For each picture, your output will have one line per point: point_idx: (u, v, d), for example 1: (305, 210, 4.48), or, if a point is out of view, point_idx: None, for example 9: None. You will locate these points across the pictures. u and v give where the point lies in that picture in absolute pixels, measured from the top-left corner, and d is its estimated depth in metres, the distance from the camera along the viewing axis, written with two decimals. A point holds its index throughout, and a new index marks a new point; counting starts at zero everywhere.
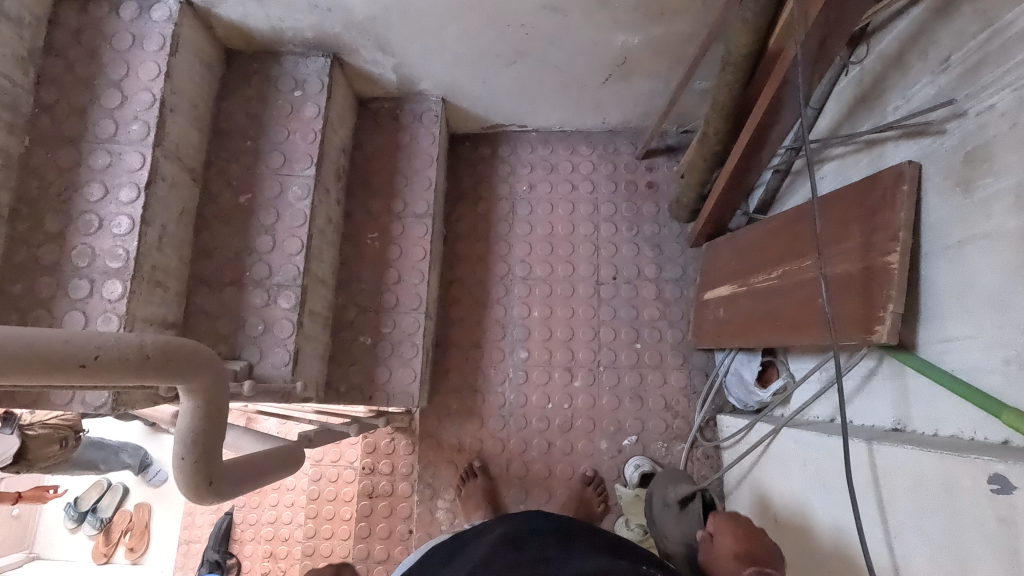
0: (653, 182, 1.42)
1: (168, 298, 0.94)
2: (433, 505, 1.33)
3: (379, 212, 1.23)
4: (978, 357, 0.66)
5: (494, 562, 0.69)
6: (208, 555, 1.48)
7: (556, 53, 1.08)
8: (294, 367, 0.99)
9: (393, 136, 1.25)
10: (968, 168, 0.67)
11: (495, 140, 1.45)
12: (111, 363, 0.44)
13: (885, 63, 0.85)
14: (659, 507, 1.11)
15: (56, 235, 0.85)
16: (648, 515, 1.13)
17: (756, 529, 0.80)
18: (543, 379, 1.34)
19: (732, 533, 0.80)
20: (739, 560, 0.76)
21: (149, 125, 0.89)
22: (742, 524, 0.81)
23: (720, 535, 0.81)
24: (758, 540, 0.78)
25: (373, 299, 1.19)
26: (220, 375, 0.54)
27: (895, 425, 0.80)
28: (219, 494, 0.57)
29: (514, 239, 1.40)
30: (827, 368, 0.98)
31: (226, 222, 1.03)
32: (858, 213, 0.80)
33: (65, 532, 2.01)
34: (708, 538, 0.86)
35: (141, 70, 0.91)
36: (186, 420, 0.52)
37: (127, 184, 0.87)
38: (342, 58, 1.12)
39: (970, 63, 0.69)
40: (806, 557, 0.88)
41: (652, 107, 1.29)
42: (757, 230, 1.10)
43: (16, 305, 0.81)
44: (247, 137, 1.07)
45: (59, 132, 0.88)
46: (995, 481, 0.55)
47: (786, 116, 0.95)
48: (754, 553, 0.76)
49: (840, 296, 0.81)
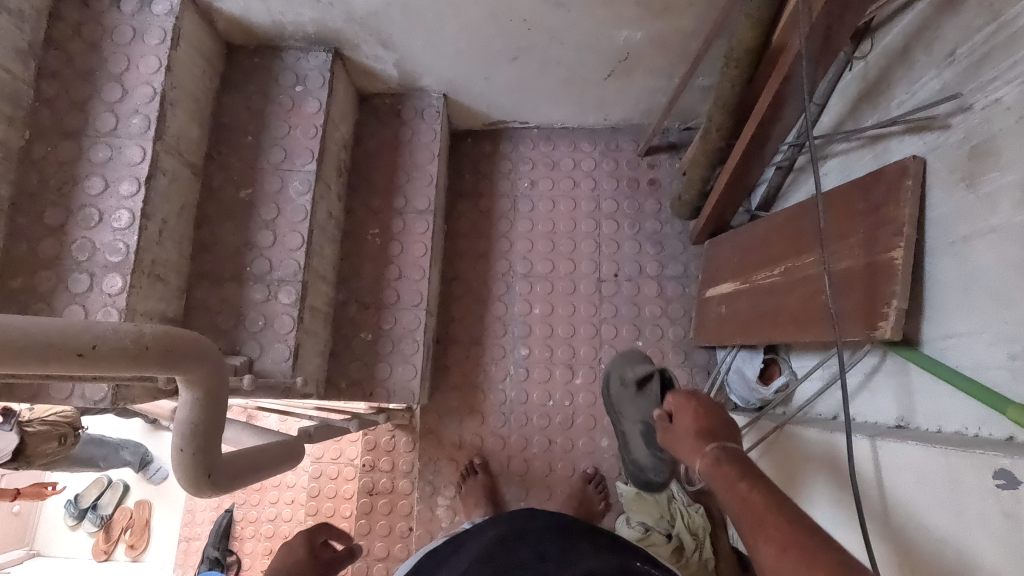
0: (655, 179, 1.42)
1: (168, 293, 0.94)
2: (434, 502, 1.33)
3: (380, 208, 1.23)
4: (983, 352, 0.65)
5: (486, 565, 0.69)
6: (208, 552, 1.46)
7: (558, 48, 1.07)
8: (294, 362, 0.99)
9: (394, 131, 1.25)
10: (973, 163, 0.66)
11: (497, 137, 1.45)
12: (110, 352, 0.44)
13: (890, 58, 0.85)
14: (618, 386, 1.13)
15: (56, 228, 0.84)
16: (608, 394, 1.16)
17: (713, 406, 0.73)
18: (544, 377, 1.34)
19: (693, 413, 0.72)
20: (698, 437, 0.69)
21: (150, 118, 0.89)
22: (703, 402, 0.73)
23: (680, 417, 0.73)
24: (717, 420, 0.70)
25: (374, 295, 1.19)
26: (219, 366, 0.54)
27: (899, 422, 0.80)
28: (218, 486, 0.56)
29: (516, 235, 1.40)
30: (829, 365, 0.97)
31: (227, 217, 1.03)
32: (862, 209, 0.79)
33: (65, 528, 2.00)
34: (664, 417, 0.78)
35: (142, 64, 0.90)
36: (185, 411, 0.52)
37: (127, 178, 0.87)
38: (343, 53, 1.12)
39: (976, 56, 0.68)
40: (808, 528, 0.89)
41: (654, 103, 1.28)
42: (759, 227, 1.09)
43: (15, 298, 0.81)
44: (248, 131, 1.06)
45: (59, 126, 0.88)
46: (1000, 476, 0.54)
47: (789, 112, 0.95)
48: (716, 430, 0.69)
49: (844, 291, 0.81)
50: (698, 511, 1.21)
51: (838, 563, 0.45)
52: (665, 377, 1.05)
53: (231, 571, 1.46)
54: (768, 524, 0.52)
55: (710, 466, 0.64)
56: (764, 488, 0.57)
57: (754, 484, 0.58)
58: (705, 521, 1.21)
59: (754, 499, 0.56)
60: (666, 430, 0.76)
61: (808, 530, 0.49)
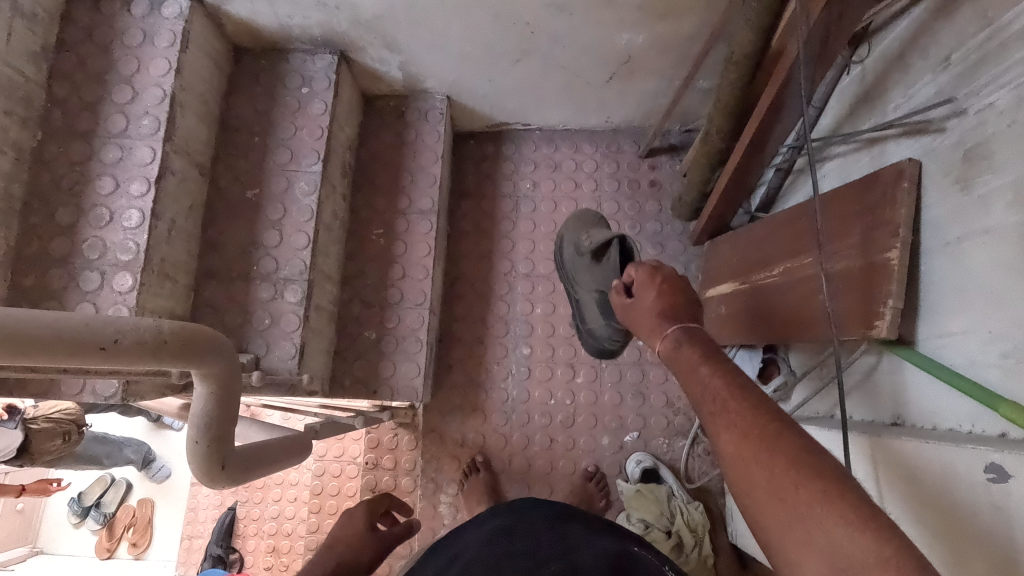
0: (656, 181, 1.44)
1: (177, 291, 0.96)
2: (436, 500, 1.35)
3: (384, 209, 1.24)
4: (976, 351, 0.67)
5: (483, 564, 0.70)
6: (211, 549, 1.48)
7: (560, 52, 1.09)
8: (300, 360, 1.00)
9: (398, 133, 1.27)
10: (967, 165, 0.68)
11: (499, 138, 1.46)
12: (130, 347, 0.45)
13: (887, 62, 0.86)
14: (575, 256, 1.00)
15: (68, 228, 0.86)
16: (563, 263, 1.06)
17: (679, 281, 0.69)
18: (546, 376, 1.35)
19: (655, 289, 0.68)
20: (660, 316, 0.67)
21: (160, 120, 0.91)
22: (667, 276, 0.69)
23: (641, 296, 0.70)
24: (682, 299, 0.67)
25: (378, 294, 1.21)
26: (233, 362, 0.55)
27: (894, 420, 0.81)
28: (231, 477, 0.58)
29: (518, 236, 1.41)
30: (827, 364, 0.99)
31: (234, 217, 1.05)
32: (859, 210, 0.81)
33: (69, 526, 2.02)
34: (622, 290, 0.75)
35: (152, 66, 0.92)
36: (200, 404, 0.53)
37: (138, 178, 0.88)
38: (349, 56, 1.13)
39: (970, 61, 0.70)
40: None
41: (655, 105, 1.30)
42: (759, 228, 1.11)
43: (28, 296, 0.82)
44: (254, 132, 1.08)
45: (71, 127, 0.89)
46: (991, 470, 0.56)
47: (788, 114, 0.96)
48: (678, 307, 0.67)
49: (840, 292, 0.82)
50: (697, 509, 1.23)
51: (797, 452, 0.47)
52: (625, 244, 0.85)
53: (234, 569, 1.47)
54: (731, 411, 0.53)
55: (670, 348, 0.63)
56: (727, 373, 0.56)
57: (715, 365, 0.58)
58: (704, 519, 1.22)
59: (715, 383, 0.56)
60: (625, 304, 0.73)
61: (767, 415, 0.51)
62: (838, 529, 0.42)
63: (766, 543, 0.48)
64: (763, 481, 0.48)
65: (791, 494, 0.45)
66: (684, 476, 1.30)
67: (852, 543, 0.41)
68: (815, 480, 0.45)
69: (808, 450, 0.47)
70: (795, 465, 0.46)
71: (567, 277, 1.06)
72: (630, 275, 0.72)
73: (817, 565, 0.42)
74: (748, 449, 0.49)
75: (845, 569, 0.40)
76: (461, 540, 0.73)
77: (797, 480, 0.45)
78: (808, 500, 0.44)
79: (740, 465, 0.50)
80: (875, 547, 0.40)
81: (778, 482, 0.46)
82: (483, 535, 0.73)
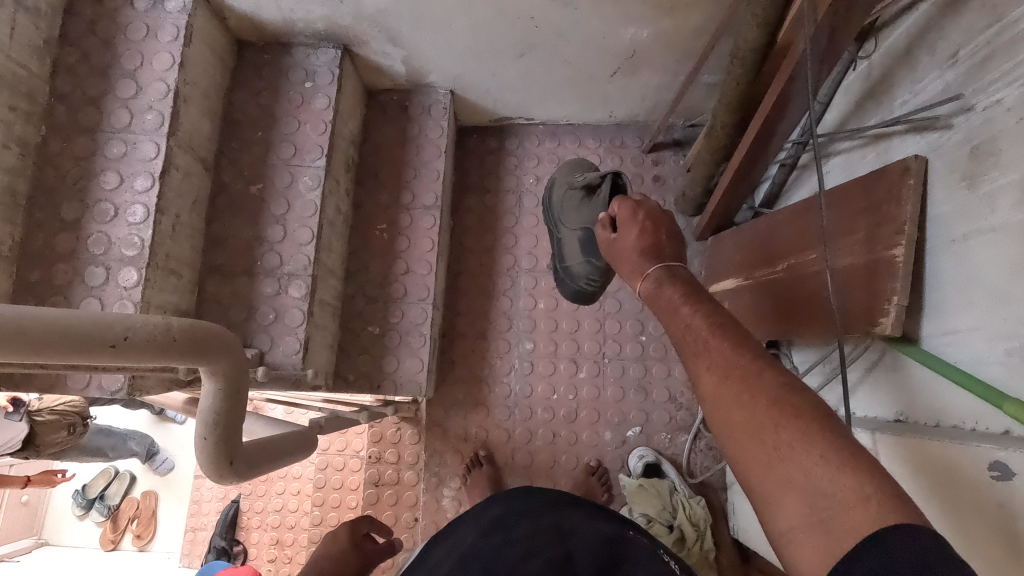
0: (659, 176, 1.43)
1: (181, 286, 0.96)
2: (439, 494, 1.36)
3: (387, 204, 1.24)
4: (981, 348, 0.67)
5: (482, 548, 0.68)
6: (216, 541, 1.49)
7: (565, 46, 1.08)
8: (304, 355, 1.01)
9: (401, 127, 1.26)
10: (974, 163, 0.68)
11: (502, 133, 1.46)
12: (139, 344, 0.46)
13: (893, 58, 0.86)
14: (565, 194, 0.99)
15: (73, 222, 0.86)
16: (552, 204, 1.05)
17: (661, 217, 0.71)
18: (548, 370, 1.36)
19: (638, 228, 0.70)
20: (643, 256, 0.68)
21: (164, 115, 0.90)
22: (652, 213, 0.71)
23: (623, 232, 0.71)
24: (664, 234, 0.69)
25: (382, 290, 1.21)
26: (241, 358, 0.55)
27: (898, 416, 0.82)
28: (238, 474, 0.59)
29: (521, 231, 1.41)
30: (830, 360, 0.99)
31: (238, 211, 1.05)
32: (864, 207, 0.81)
33: (74, 518, 2.04)
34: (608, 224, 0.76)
35: (156, 61, 0.92)
36: (209, 401, 0.54)
37: (142, 173, 0.88)
38: (353, 50, 1.13)
39: (978, 58, 0.69)
40: None
41: (660, 100, 1.29)
42: (763, 224, 1.11)
43: (34, 291, 0.83)
44: (258, 127, 1.08)
45: (75, 122, 0.89)
46: (995, 468, 0.56)
47: (794, 110, 0.96)
48: (662, 247, 0.68)
49: (844, 288, 0.82)
50: (699, 504, 1.24)
51: (777, 391, 0.48)
52: (618, 180, 0.85)
53: (237, 561, 1.48)
54: (714, 351, 0.53)
55: (652, 287, 0.65)
56: (707, 312, 0.57)
57: (697, 307, 0.58)
58: (706, 513, 1.23)
59: (696, 325, 0.57)
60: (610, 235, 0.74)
61: (748, 354, 0.52)
62: (817, 469, 0.42)
63: (746, 485, 0.48)
64: (744, 421, 0.48)
65: (772, 434, 0.46)
66: (685, 471, 1.31)
67: (831, 483, 0.41)
68: (795, 419, 0.45)
69: (790, 390, 0.48)
70: (776, 405, 0.47)
71: (555, 218, 1.05)
72: (616, 207, 0.74)
73: (796, 505, 0.43)
74: (729, 390, 0.50)
75: (825, 509, 0.41)
76: (456, 537, 0.74)
77: (778, 419, 0.46)
78: (787, 441, 0.45)
79: (722, 406, 0.51)
80: (852, 483, 0.41)
81: (758, 422, 0.47)
82: (480, 528, 0.73)
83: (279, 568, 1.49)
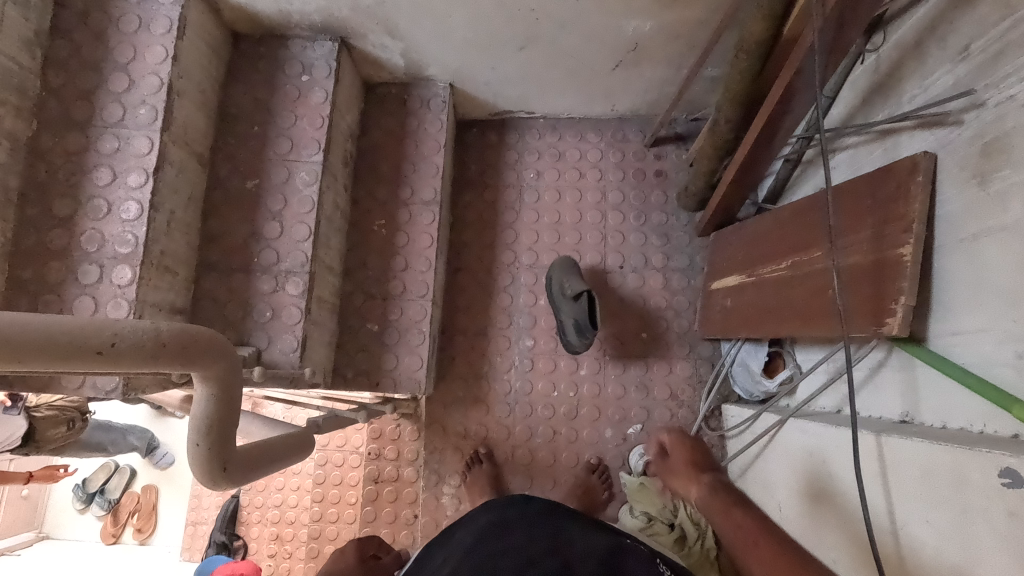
0: (661, 170, 1.41)
1: (177, 283, 0.94)
2: (439, 491, 1.34)
3: (386, 199, 1.22)
4: (991, 350, 0.66)
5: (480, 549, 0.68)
6: (216, 536, 1.49)
7: (566, 38, 1.06)
8: (302, 353, 1.00)
9: (400, 121, 1.24)
10: (985, 160, 0.66)
11: (502, 126, 1.44)
12: (128, 351, 0.44)
13: (902, 51, 0.84)
14: (559, 290, 1.28)
15: (66, 220, 0.85)
16: (550, 293, 1.30)
17: (705, 453, 0.97)
18: (549, 367, 1.35)
19: (688, 454, 0.97)
20: (692, 469, 0.95)
21: (157, 109, 0.89)
22: (697, 449, 0.98)
23: (677, 456, 0.98)
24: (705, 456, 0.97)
25: (380, 286, 1.20)
26: (233, 362, 0.54)
27: (903, 417, 0.81)
28: (233, 480, 0.57)
29: (521, 226, 1.39)
30: (835, 358, 0.98)
31: (234, 208, 1.03)
32: (871, 204, 0.79)
33: (74, 512, 2.03)
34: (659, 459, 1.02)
35: (148, 54, 0.90)
36: (201, 407, 0.53)
37: (135, 169, 0.87)
38: (350, 42, 1.11)
39: (991, 52, 0.67)
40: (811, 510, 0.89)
41: (662, 93, 1.27)
42: (766, 220, 1.09)
43: (27, 289, 0.81)
44: (254, 122, 1.06)
45: (67, 116, 0.88)
46: (1006, 475, 0.55)
47: (800, 104, 0.94)
48: (703, 466, 0.95)
49: (850, 287, 0.81)
50: None
51: None
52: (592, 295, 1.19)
53: (238, 555, 1.48)
54: None
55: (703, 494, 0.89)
56: (751, 517, 0.78)
57: (746, 513, 0.79)
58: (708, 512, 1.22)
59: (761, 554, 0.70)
60: (661, 463, 1.01)
61: None
62: None
63: None
64: None
65: None
66: None
67: None
68: None
69: None
70: None
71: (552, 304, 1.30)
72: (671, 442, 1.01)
73: None
74: None
75: None
76: (451, 544, 0.73)
77: None
78: None
79: None
80: None
81: None
82: (476, 531, 0.73)
83: (278, 564, 1.48)
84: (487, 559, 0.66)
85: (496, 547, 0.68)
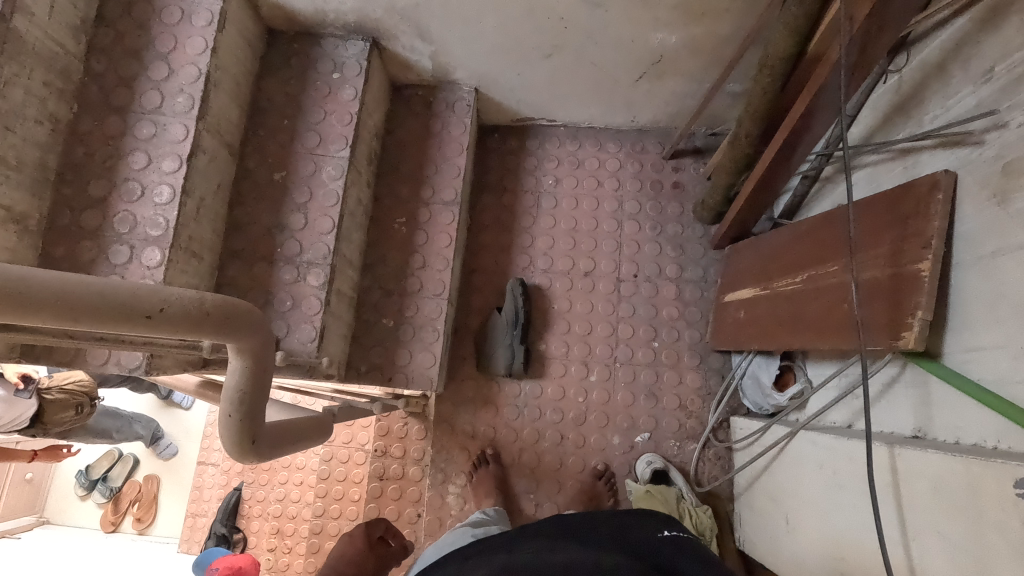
0: (679, 183, 1.43)
1: (201, 269, 0.96)
2: (444, 490, 1.34)
3: (407, 198, 1.25)
4: (1005, 366, 0.66)
5: (525, 543, 0.71)
6: (217, 528, 1.50)
7: (593, 48, 1.08)
8: (319, 343, 1.01)
9: (425, 123, 1.27)
10: (1006, 178, 0.67)
11: (523, 133, 1.46)
12: (175, 317, 0.47)
13: (926, 72, 0.85)
14: (497, 321, 1.34)
15: (99, 201, 0.87)
16: (489, 321, 1.35)
17: None
18: (559, 372, 1.35)
19: None
20: None
21: (194, 98, 0.91)
22: None
23: None
24: None
25: (397, 282, 1.21)
26: (266, 337, 0.56)
27: (915, 432, 0.81)
28: (259, 453, 0.59)
29: (538, 231, 1.41)
30: (849, 373, 0.98)
31: (261, 198, 1.05)
32: (889, 221, 0.80)
33: (76, 498, 2.04)
34: None
35: (189, 44, 0.93)
36: (235, 377, 0.55)
37: (170, 155, 0.89)
38: (381, 43, 1.13)
39: (1013, 75, 0.69)
40: (823, 523, 0.88)
41: (684, 107, 1.29)
42: (782, 234, 1.10)
43: (59, 266, 0.84)
44: (284, 115, 1.08)
45: (106, 101, 0.90)
46: (1021, 486, 0.56)
47: (820, 121, 0.95)
48: None
49: (869, 301, 0.81)
50: (706, 512, 1.23)
51: None
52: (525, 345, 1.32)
53: (237, 548, 1.49)
54: None
55: None
56: None
57: None
58: (712, 522, 1.22)
59: None
60: None
61: None
62: None
63: None
64: None
65: None
66: (692, 480, 1.30)
67: None
68: None
69: None
70: None
71: (483, 330, 1.36)
72: None
73: None
74: None
75: None
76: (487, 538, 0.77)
77: None
78: None
79: None
80: None
81: None
82: (519, 530, 0.77)
83: (278, 559, 1.48)
84: (539, 551, 0.68)
85: (536, 547, 0.70)
